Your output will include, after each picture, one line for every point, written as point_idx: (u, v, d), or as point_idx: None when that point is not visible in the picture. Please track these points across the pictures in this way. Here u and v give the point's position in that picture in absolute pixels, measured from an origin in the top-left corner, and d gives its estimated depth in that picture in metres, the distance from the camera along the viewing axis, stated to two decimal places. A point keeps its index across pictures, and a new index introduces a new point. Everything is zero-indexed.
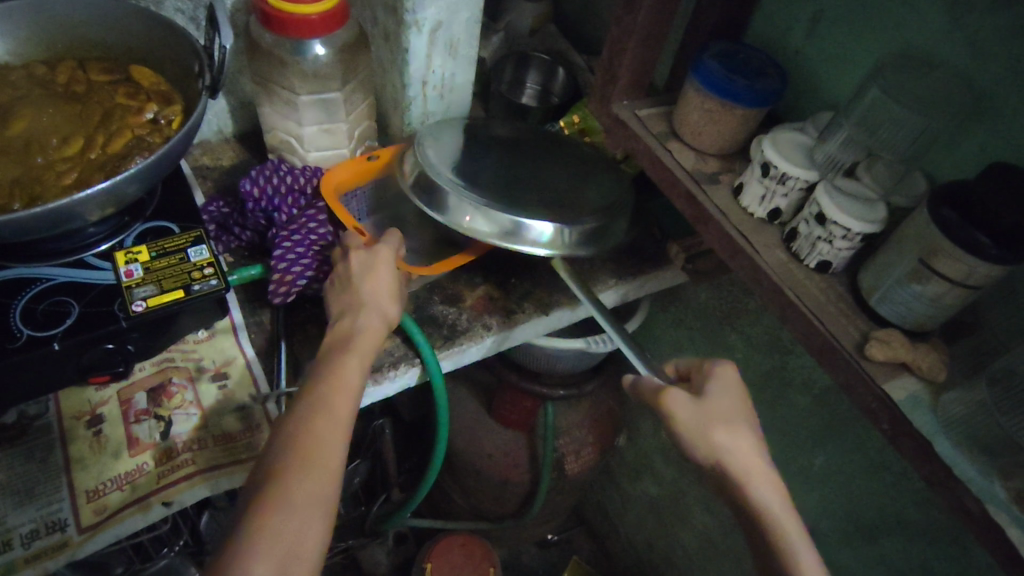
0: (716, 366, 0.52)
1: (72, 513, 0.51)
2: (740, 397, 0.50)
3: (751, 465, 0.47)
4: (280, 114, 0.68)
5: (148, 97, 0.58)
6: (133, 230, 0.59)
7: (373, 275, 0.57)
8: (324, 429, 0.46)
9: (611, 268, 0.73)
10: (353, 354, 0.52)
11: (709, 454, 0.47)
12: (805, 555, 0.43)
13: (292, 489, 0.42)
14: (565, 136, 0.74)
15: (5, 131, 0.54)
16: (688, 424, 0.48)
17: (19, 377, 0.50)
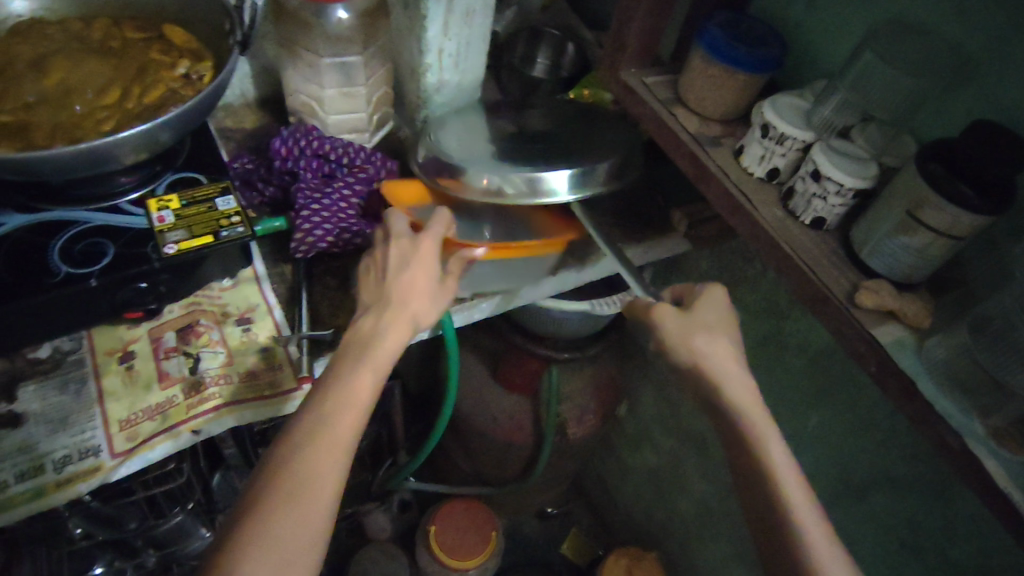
0: (706, 286, 0.56)
1: (106, 439, 0.54)
2: (723, 309, 0.55)
3: (730, 367, 0.51)
4: (303, 77, 0.71)
5: (180, 55, 0.61)
6: (163, 179, 0.62)
7: (406, 273, 0.55)
8: (323, 452, 0.45)
9: (617, 232, 0.76)
10: (376, 356, 0.51)
11: (689, 358, 0.52)
12: (770, 437, 0.48)
13: (280, 518, 0.41)
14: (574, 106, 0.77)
15: (44, 80, 0.57)
16: (672, 331, 0.53)
17: (59, 309, 0.54)
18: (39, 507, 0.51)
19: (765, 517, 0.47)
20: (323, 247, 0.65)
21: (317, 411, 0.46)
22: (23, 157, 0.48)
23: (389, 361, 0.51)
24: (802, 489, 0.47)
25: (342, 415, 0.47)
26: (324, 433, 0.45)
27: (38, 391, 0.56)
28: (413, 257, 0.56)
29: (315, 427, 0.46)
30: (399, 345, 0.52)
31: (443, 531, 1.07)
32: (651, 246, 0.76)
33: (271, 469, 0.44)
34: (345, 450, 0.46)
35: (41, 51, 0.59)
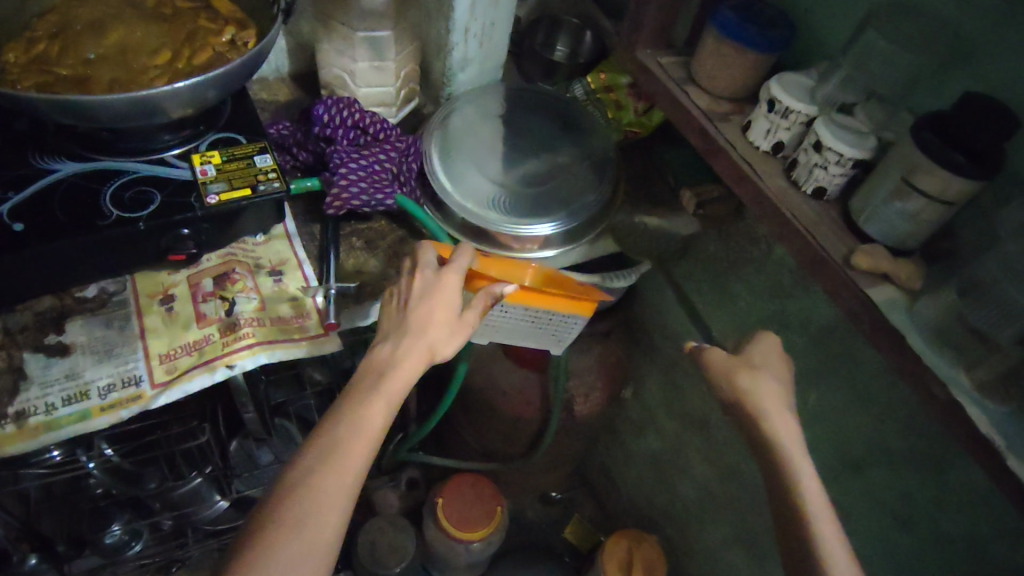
0: (759, 334, 0.60)
1: (147, 371, 0.59)
2: (779, 359, 0.58)
3: (776, 409, 0.54)
4: (337, 51, 0.75)
5: (226, 23, 0.66)
6: (206, 137, 0.66)
7: (425, 304, 0.57)
8: (329, 482, 0.47)
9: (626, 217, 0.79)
10: (386, 388, 0.52)
11: (733, 391, 0.56)
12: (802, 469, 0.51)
13: (285, 544, 0.44)
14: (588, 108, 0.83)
15: (102, 39, 0.62)
16: (718, 369, 0.57)
17: (105, 248, 0.58)
18: (82, 428, 0.55)
19: (794, 549, 0.49)
20: (356, 206, 0.69)
21: (325, 441, 0.49)
22: (81, 102, 0.53)
23: (402, 392, 0.53)
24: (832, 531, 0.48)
25: (350, 444, 0.49)
26: (330, 463, 0.47)
27: (84, 326, 0.60)
28: (435, 288, 0.58)
29: (324, 454, 0.48)
30: (412, 375, 0.53)
31: (450, 506, 1.09)
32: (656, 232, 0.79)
33: (280, 494, 0.46)
34: (348, 486, 0.47)
35: (99, 15, 0.64)
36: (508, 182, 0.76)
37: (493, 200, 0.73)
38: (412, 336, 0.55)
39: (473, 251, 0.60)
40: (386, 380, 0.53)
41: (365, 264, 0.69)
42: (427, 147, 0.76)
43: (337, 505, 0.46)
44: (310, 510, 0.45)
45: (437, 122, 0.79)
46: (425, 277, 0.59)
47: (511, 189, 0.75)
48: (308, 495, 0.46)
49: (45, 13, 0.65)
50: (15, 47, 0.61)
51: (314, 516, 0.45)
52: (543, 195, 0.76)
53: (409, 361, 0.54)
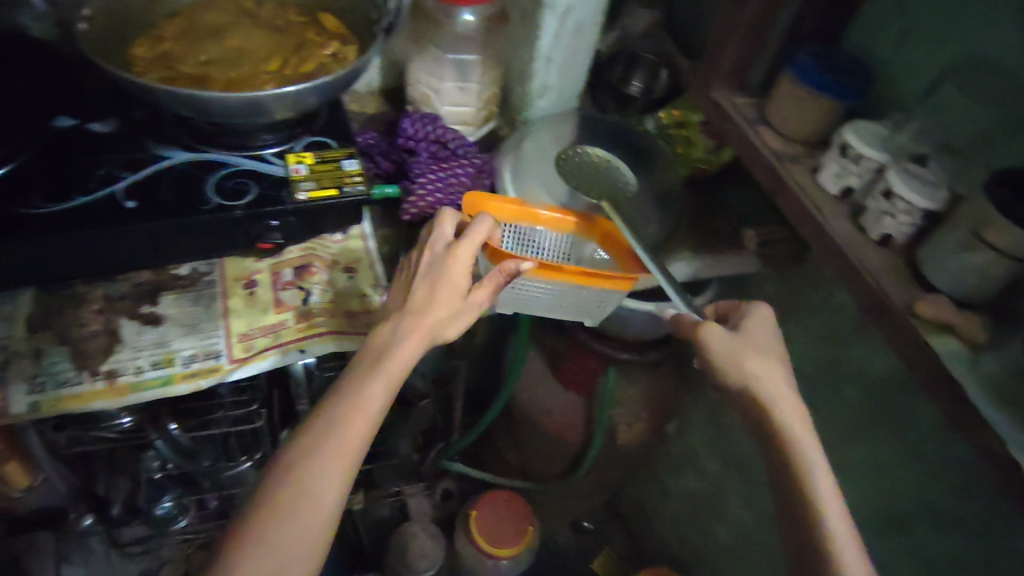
0: (753, 306, 0.61)
1: (225, 347, 0.63)
2: (773, 332, 0.60)
3: (780, 392, 0.56)
4: (426, 70, 0.80)
5: (331, 38, 0.72)
6: (301, 140, 0.72)
7: (430, 285, 0.56)
8: (328, 466, 0.48)
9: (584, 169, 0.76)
10: (383, 372, 0.52)
11: (740, 375, 0.57)
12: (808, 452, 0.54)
13: (279, 527, 0.45)
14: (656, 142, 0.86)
15: (222, 44, 0.69)
16: (723, 351, 0.58)
17: (201, 230, 0.63)
18: (164, 392, 0.60)
19: (798, 528, 0.53)
20: (430, 214, 0.74)
21: (321, 425, 0.49)
22: (200, 97, 0.59)
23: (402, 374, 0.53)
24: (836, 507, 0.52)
25: (345, 428, 0.49)
26: (324, 448, 0.48)
27: (175, 301, 0.66)
28: (441, 267, 0.57)
29: (321, 438, 0.48)
30: (411, 358, 0.53)
31: (483, 519, 1.11)
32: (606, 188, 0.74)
33: (275, 478, 0.47)
34: (343, 468, 0.48)
35: (221, 22, 0.71)
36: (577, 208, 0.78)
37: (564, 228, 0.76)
38: (414, 317, 0.55)
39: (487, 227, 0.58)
40: (386, 361, 0.52)
41: None
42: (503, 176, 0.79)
43: (332, 488, 0.47)
44: (304, 491, 0.47)
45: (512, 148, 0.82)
46: (433, 253, 0.58)
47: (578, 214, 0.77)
48: (304, 479, 0.47)
49: (174, 16, 0.72)
50: (144, 45, 0.68)
51: (308, 499, 0.46)
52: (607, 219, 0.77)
53: (411, 343, 0.53)
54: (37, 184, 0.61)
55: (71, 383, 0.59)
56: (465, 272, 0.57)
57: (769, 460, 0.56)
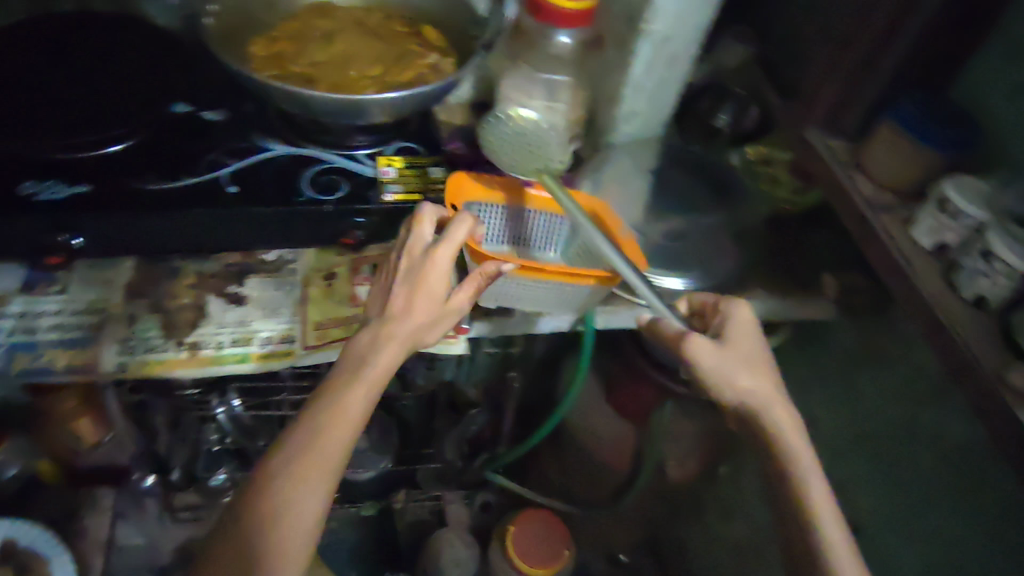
0: (733, 306, 0.61)
1: (300, 333, 0.66)
2: (756, 336, 0.59)
3: (774, 405, 0.56)
4: (517, 87, 0.81)
5: (431, 50, 0.75)
6: (392, 144, 0.75)
7: (409, 291, 0.56)
8: (311, 482, 0.49)
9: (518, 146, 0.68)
10: (363, 380, 0.53)
11: (734, 393, 0.57)
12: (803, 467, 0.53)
13: (263, 539, 0.47)
14: (738, 180, 0.85)
15: (331, 49, 0.73)
16: (710, 365, 0.57)
17: (290, 220, 0.66)
18: (239, 368, 0.64)
19: (793, 540, 0.53)
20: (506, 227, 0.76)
21: (303, 436, 0.50)
22: (306, 95, 0.62)
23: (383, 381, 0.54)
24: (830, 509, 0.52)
25: (327, 441, 0.50)
26: (307, 459, 0.49)
27: (259, 284, 0.70)
28: (418, 273, 0.57)
29: (302, 449, 0.50)
30: (392, 364, 0.54)
31: (519, 536, 1.10)
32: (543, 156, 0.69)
33: (257, 491, 0.49)
34: (325, 479, 0.50)
35: (332, 29, 0.76)
36: (648, 240, 0.78)
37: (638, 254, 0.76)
38: (394, 323, 0.55)
39: (465, 232, 0.57)
40: (367, 370, 0.53)
41: None
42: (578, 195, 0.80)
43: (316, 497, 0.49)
44: (289, 503, 0.48)
45: (586, 172, 0.83)
46: (411, 257, 0.58)
47: (652, 242, 0.78)
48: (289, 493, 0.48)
49: (292, 19, 0.77)
50: (261, 43, 0.73)
51: (294, 511, 0.48)
52: (679, 255, 0.78)
53: (389, 351, 0.54)
54: (156, 166, 0.65)
55: (157, 350, 0.63)
56: (444, 275, 0.57)
57: (763, 461, 0.57)
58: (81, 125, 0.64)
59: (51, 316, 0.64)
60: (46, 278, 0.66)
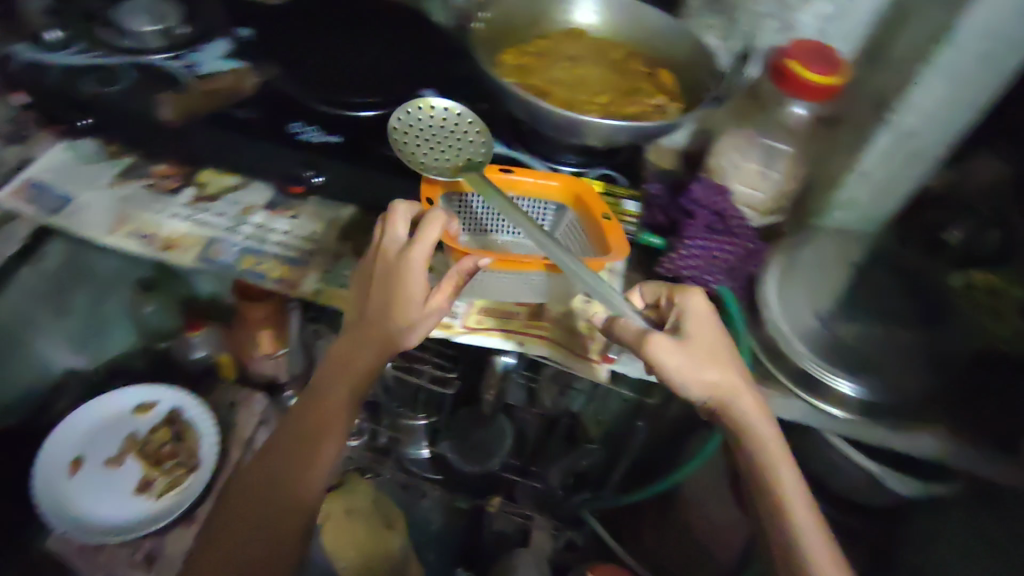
0: (689, 298, 0.64)
1: (463, 313, 0.72)
2: (715, 325, 0.63)
3: (751, 413, 0.61)
4: (734, 146, 0.80)
5: (662, 92, 0.78)
6: (599, 169, 0.80)
7: (388, 294, 0.63)
8: (307, 462, 0.64)
9: (416, 134, 0.72)
10: (349, 378, 0.65)
11: (706, 391, 0.61)
12: (779, 473, 0.60)
13: (270, 506, 0.63)
14: (954, 305, 0.77)
15: (573, 71, 0.80)
16: (677, 363, 0.60)
17: None
18: None
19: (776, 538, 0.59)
20: (683, 275, 0.75)
21: (301, 426, 0.65)
22: (538, 105, 0.69)
23: (368, 373, 0.65)
24: (801, 506, 0.59)
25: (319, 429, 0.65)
26: (303, 446, 0.65)
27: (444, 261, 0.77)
28: (395, 273, 0.63)
29: (301, 440, 0.65)
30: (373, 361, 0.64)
31: None
32: (452, 137, 0.74)
33: (267, 471, 0.65)
34: (318, 458, 0.64)
35: (579, 53, 0.82)
36: (830, 333, 0.75)
37: (818, 342, 0.74)
38: (374, 321, 0.64)
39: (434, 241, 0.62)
40: (352, 369, 0.65)
41: None
42: (771, 267, 0.80)
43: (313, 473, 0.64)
44: (290, 480, 0.64)
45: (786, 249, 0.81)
46: (389, 261, 0.64)
47: (835, 336, 0.75)
48: (289, 474, 0.64)
49: (545, 37, 0.84)
50: (514, 52, 0.80)
51: (294, 485, 0.63)
52: (860, 360, 0.73)
53: (371, 352, 0.64)
54: None
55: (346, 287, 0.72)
56: (419, 275, 0.63)
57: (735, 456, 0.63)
58: (348, 85, 0.75)
59: (280, 234, 0.76)
60: (285, 203, 0.79)
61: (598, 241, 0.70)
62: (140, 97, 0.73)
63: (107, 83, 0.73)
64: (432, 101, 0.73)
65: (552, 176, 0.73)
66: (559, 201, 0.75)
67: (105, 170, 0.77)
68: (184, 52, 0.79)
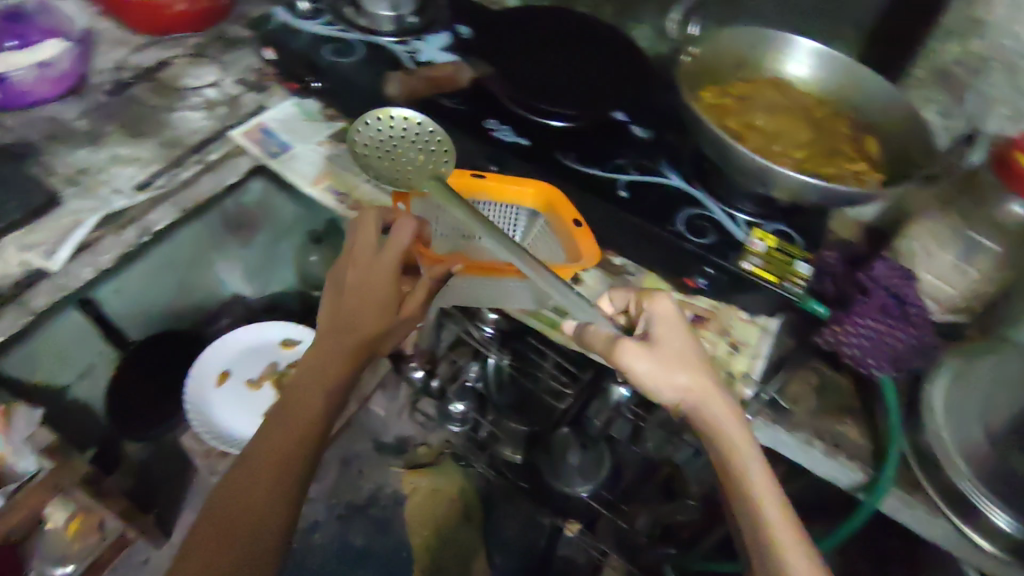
0: (657, 298, 0.65)
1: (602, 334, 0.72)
2: (681, 330, 0.64)
3: (717, 417, 0.60)
4: (933, 231, 0.74)
5: (861, 159, 0.73)
6: (774, 223, 0.76)
7: (359, 289, 0.69)
8: (286, 453, 0.63)
9: (382, 149, 0.76)
10: (320, 373, 0.67)
11: (675, 395, 0.61)
12: (753, 472, 0.57)
13: (248, 513, 0.60)
14: None
15: (768, 120, 0.77)
16: (642, 366, 0.61)
17: (648, 239, 0.74)
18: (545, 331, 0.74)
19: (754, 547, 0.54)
20: (844, 352, 0.71)
21: (272, 429, 0.65)
22: (732, 148, 0.69)
23: (343, 359, 0.68)
24: (775, 500, 0.55)
25: (292, 422, 0.65)
26: (274, 443, 0.64)
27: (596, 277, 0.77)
28: (370, 269, 0.70)
29: (275, 439, 0.64)
30: (343, 354, 0.69)
31: None
32: (419, 148, 0.76)
33: (236, 478, 0.62)
34: (295, 446, 0.64)
35: (778, 103, 0.79)
36: (1002, 461, 0.67)
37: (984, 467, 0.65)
38: (344, 316, 0.69)
39: (406, 242, 0.69)
40: (320, 365, 0.68)
41: (804, 396, 0.72)
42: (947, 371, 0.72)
43: (292, 460, 0.63)
44: (265, 479, 0.61)
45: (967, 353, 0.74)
46: (362, 265, 0.70)
47: (1008, 464, 0.67)
48: (265, 471, 0.62)
49: (746, 81, 0.82)
50: (711, 90, 0.80)
51: (268, 482, 0.61)
52: None
53: (342, 346, 0.69)
54: (577, 143, 0.79)
55: None
56: (393, 265, 0.70)
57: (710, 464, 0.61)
58: (551, 98, 0.80)
59: None
60: None
61: (568, 246, 0.74)
62: (369, 75, 0.83)
63: (344, 54, 0.84)
64: (392, 112, 0.75)
65: (526, 182, 0.75)
66: (532, 206, 0.76)
67: (321, 128, 0.85)
68: (409, 39, 0.88)
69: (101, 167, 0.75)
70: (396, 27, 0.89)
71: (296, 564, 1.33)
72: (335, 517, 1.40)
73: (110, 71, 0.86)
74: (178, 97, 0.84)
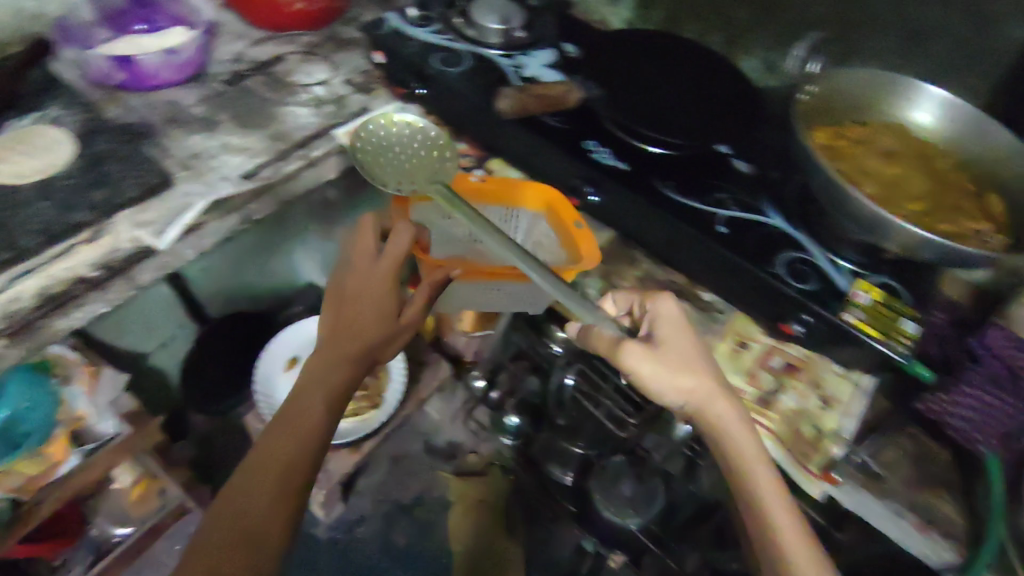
0: (659, 301, 0.70)
1: None
2: (682, 329, 0.68)
3: (730, 418, 0.64)
4: None
5: (986, 217, 0.69)
6: (881, 276, 0.71)
7: (359, 292, 0.78)
8: (290, 449, 0.68)
9: (383, 150, 0.81)
10: (323, 373, 0.74)
11: (681, 395, 0.65)
12: (757, 472, 0.62)
13: (253, 505, 0.64)
14: None
15: (884, 169, 0.74)
16: (647, 370, 0.65)
17: (744, 279, 0.71)
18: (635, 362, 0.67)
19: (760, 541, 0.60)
20: (949, 423, 0.67)
21: (275, 432, 0.70)
22: None
23: (345, 363, 0.75)
24: (779, 497, 0.61)
25: (295, 425, 0.70)
26: (278, 442, 0.68)
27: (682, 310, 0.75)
28: (371, 273, 0.78)
29: (276, 441, 0.69)
30: (342, 360, 0.75)
31: None
32: (423, 147, 0.82)
33: (240, 476, 0.66)
34: (301, 443, 0.69)
35: (898, 151, 0.76)
36: None
37: None
38: (343, 313, 0.78)
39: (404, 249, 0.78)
40: (320, 369, 0.74)
41: (897, 463, 0.68)
42: None
43: (297, 457, 0.68)
44: (269, 473, 0.66)
45: None
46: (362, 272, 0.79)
47: None
48: (270, 467, 0.66)
49: (864, 125, 0.79)
50: (827, 131, 0.77)
51: (271, 476, 0.66)
52: None
53: (345, 349, 0.76)
54: (675, 172, 0.77)
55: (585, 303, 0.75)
56: (391, 270, 0.79)
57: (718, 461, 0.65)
58: (655, 123, 0.78)
59: None
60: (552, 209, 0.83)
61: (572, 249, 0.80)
62: (473, 85, 0.83)
63: (451, 64, 0.85)
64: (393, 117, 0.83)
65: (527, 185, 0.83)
66: (536, 208, 0.85)
67: None
68: (515, 53, 0.88)
69: (213, 153, 0.77)
70: (503, 40, 0.89)
71: (340, 555, 1.35)
72: (381, 514, 1.40)
73: (228, 62, 0.89)
74: (288, 92, 0.87)
